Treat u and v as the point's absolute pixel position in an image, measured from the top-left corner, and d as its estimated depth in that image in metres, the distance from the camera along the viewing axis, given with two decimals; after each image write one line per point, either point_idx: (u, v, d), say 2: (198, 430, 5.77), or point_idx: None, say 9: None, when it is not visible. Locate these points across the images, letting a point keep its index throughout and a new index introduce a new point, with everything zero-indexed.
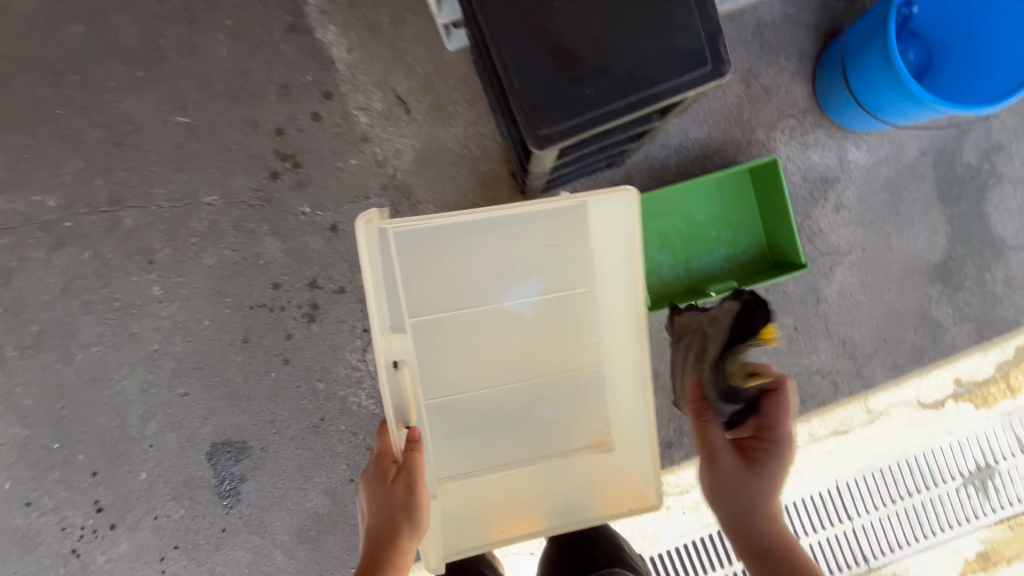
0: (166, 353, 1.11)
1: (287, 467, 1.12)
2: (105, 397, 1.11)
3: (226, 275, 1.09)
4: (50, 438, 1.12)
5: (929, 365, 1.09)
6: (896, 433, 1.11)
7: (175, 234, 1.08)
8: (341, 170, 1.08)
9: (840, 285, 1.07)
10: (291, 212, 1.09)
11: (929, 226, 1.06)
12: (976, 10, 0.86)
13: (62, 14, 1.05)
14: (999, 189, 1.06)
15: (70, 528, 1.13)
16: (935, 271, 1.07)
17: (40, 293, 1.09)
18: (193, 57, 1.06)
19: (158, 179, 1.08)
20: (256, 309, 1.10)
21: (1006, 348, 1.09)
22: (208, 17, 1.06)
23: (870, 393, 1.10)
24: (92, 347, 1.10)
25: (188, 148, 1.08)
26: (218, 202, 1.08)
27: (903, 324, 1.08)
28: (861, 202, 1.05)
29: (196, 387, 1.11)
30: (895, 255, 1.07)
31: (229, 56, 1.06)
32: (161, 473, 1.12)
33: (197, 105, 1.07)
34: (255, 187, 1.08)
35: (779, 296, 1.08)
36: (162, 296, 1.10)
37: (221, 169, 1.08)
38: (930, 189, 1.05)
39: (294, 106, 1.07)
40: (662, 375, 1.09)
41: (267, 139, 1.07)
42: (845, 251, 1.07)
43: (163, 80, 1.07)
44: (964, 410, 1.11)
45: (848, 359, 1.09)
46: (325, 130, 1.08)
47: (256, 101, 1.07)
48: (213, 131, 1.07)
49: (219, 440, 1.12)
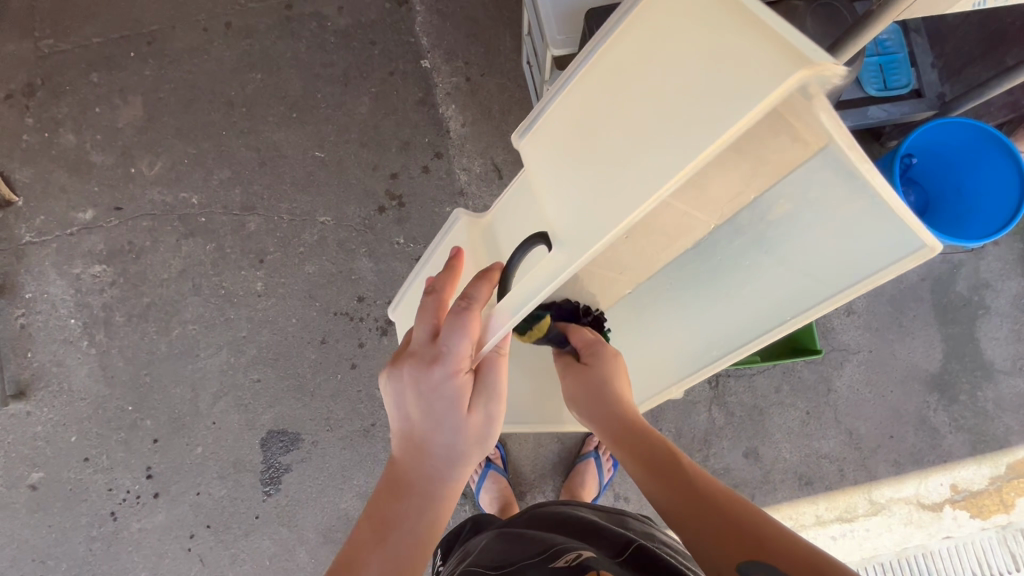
0: (251, 341, 1.25)
1: (330, 464, 1.21)
2: (187, 371, 1.24)
3: (321, 283, 1.27)
4: (127, 401, 1.23)
5: (926, 466, 1.20)
6: (896, 529, 1.19)
7: (288, 242, 1.28)
8: (436, 213, 1.30)
9: (849, 379, 1.22)
10: (388, 240, 1.29)
11: (927, 341, 1.23)
12: (969, 172, 1.09)
13: (248, 63, 1.34)
14: (988, 319, 1.23)
15: (116, 490, 1.20)
16: (933, 381, 1.22)
17: (161, 272, 1.27)
18: (340, 109, 1.33)
19: (286, 197, 1.30)
20: (338, 316, 1.26)
21: (998, 464, 1.20)
22: (359, 82, 1.34)
23: (872, 485, 1.20)
24: (189, 325, 1.26)
25: (317, 176, 1.31)
26: (330, 222, 1.29)
27: (904, 425, 1.21)
28: (869, 310, 1.24)
29: (268, 375, 1.24)
30: (898, 361, 1.23)
31: (368, 114, 1.33)
32: (215, 450, 1.22)
33: (332, 144, 1.32)
34: (364, 215, 1.30)
35: (795, 380, 1.22)
36: (262, 291, 1.27)
37: (340, 197, 1.30)
38: (928, 309, 1.24)
39: (410, 157, 1.32)
40: (686, 437, 1.21)
41: (382, 180, 1.31)
42: (853, 350, 1.23)
43: (311, 122, 1.33)
44: (960, 517, 1.19)
45: (854, 449, 1.21)
46: (431, 180, 1.31)
47: (381, 150, 1.32)
48: (341, 167, 1.31)
49: (275, 429, 1.22)
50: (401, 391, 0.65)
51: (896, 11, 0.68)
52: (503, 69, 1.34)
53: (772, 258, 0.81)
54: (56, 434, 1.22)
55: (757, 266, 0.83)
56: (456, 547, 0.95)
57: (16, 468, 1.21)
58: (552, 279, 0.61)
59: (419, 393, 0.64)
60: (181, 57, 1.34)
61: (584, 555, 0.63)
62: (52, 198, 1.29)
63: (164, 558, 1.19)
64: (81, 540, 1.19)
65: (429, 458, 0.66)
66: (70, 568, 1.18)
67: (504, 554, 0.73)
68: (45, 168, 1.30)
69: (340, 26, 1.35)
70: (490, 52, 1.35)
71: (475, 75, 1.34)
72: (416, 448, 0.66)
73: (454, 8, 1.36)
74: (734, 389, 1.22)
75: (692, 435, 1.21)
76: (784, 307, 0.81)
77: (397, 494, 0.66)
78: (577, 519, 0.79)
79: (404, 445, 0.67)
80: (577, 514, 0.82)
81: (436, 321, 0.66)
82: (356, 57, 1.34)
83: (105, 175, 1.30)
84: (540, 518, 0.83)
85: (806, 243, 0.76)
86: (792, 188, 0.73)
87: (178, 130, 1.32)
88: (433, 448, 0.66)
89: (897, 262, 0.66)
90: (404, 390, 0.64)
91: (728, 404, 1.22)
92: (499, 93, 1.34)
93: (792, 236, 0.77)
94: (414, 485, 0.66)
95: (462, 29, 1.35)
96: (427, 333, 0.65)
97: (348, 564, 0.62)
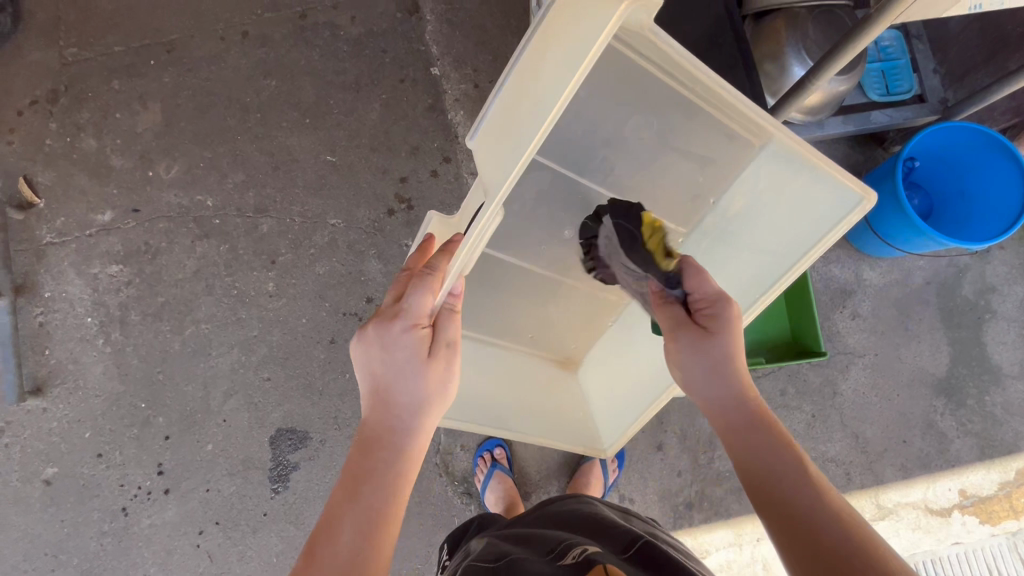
0: (262, 341, 1.28)
1: (337, 463, 1.23)
2: (199, 369, 1.27)
3: (331, 284, 1.30)
4: (140, 398, 1.26)
5: (934, 471, 1.19)
6: (904, 534, 1.18)
7: (299, 244, 1.31)
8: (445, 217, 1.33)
9: (855, 383, 1.22)
10: (397, 243, 1.31)
11: (934, 345, 1.23)
12: (970, 174, 1.10)
13: (263, 70, 1.38)
14: (994, 323, 1.23)
15: (128, 486, 1.22)
16: (940, 385, 1.22)
17: (176, 272, 1.30)
18: (351, 115, 1.36)
19: (299, 200, 1.33)
20: (347, 316, 1.28)
21: (1007, 469, 1.19)
22: (370, 89, 1.37)
23: (879, 489, 1.19)
24: (202, 324, 1.28)
25: (328, 179, 1.34)
26: (341, 224, 1.32)
27: (911, 429, 1.21)
28: (875, 314, 1.24)
29: (278, 374, 1.26)
30: (904, 365, 1.22)
31: (379, 119, 1.36)
32: (225, 448, 1.24)
33: (343, 148, 1.35)
34: (373, 218, 1.32)
35: (800, 383, 1.22)
36: (274, 292, 1.29)
37: (350, 200, 1.33)
38: (934, 313, 1.24)
39: (419, 162, 1.35)
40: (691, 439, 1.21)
41: (392, 184, 1.34)
42: (859, 354, 1.23)
43: (323, 127, 1.36)
44: (970, 523, 1.18)
45: (860, 452, 1.20)
46: (440, 184, 1.34)
47: (391, 154, 1.35)
48: (351, 170, 1.34)
49: (283, 427, 1.24)
50: (368, 351, 0.70)
51: (891, 15, 0.70)
52: None
53: (733, 253, 0.90)
54: (71, 430, 1.24)
55: (727, 260, 0.92)
56: (462, 543, 0.96)
57: (31, 463, 1.23)
58: (480, 229, 0.65)
59: (382, 348, 0.69)
60: (199, 65, 1.39)
61: (590, 550, 0.65)
62: (72, 200, 1.33)
63: (173, 554, 1.20)
64: (93, 535, 1.21)
65: (395, 410, 0.69)
66: (81, 563, 1.20)
67: (512, 549, 0.73)
68: (66, 171, 1.34)
69: (352, 35, 1.39)
70: (498, 60, 1.38)
71: (484, 82, 1.37)
72: (383, 401, 0.70)
73: (463, 17, 1.39)
74: None
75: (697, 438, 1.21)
76: (750, 294, 0.87)
77: (369, 451, 0.68)
78: (588, 516, 0.80)
79: (371, 401, 0.70)
80: (586, 510, 0.83)
81: (400, 285, 0.71)
82: (368, 65, 1.38)
83: (123, 178, 1.34)
84: (551, 516, 0.83)
85: (761, 223, 0.86)
86: (739, 178, 0.88)
87: (194, 134, 1.36)
88: (398, 399, 0.70)
89: (840, 223, 0.75)
90: (369, 348, 0.70)
91: None
92: None
93: (748, 223, 0.88)
94: (388, 443, 0.68)
95: (471, 38, 1.39)
96: (393, 297, 0.71)
97: (323, 521, 0.63)
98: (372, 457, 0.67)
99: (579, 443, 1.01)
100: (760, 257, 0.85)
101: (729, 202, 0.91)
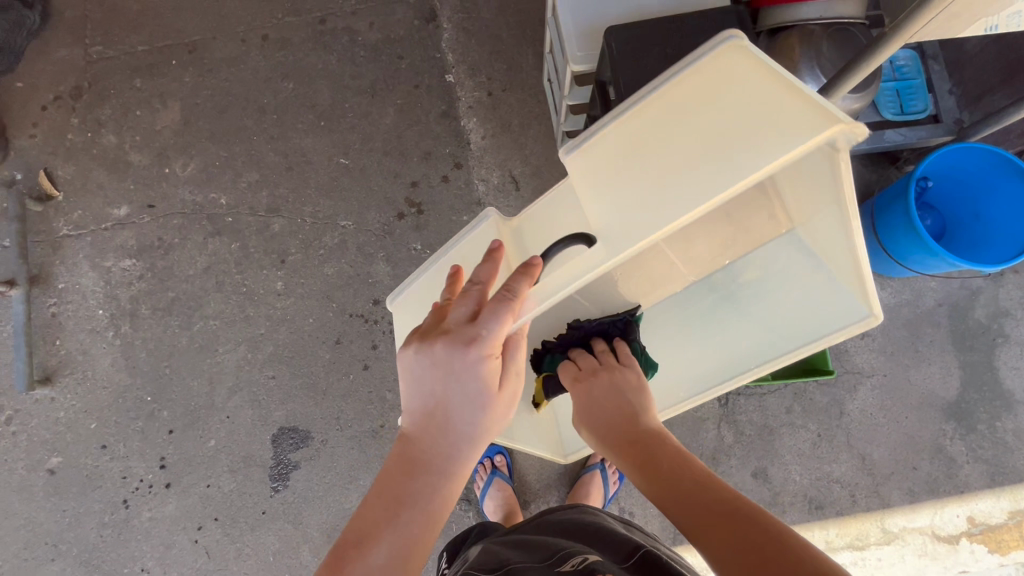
0: (269, 339, 1.28)
1: (337, 464, 1.23)
2: (205, 365, 1.28)
3: (339, 284, 1.31)
4: (146, 391, 1.27)
5: (941, 496, 1.17)
6: (909, 560, 1.15)
7: (309, 244, 1.32)
8: (454, 222, 1.33)
9: (862, 403, 1.20)
10: (406, 246, 1.32)
11: (944, 368, 1.21)
12: (983, 197, 1.08)
13: (281, 72, 1.40)
14: (1007, 348, 1.21)
15: (130, 478, 1.23)
16: (950, 409, 1.20)
17: (187, 268, 1.32)
18: (365, 119, 1.38)
19: (310, 200, 1.35)
20: (353, 318, 1.29)
21: (1018, 497, 1.17)
22: (385, 94, 1.39)
23: (885, 513, 1.17)
24: (210, 320, 1.30)
25: (340, 182, 1.36)
26: (351, 226, 1.33)
27: (919, 452, 1.19)
28: (884, 334, 1.23)
29: (283, 372, 1.27)
30: (913, 387, 1.21)
31: (392, 124, 1.38)
32: (227, 445, 1.24)
33: (356, 151, 1.37)
34: (383, 221, 1.33)
35: (806, 401, 1.21)
36: (282, 291, 1.30)
37: (361, 203, 1.34)
38: (945, 335, 1.22)
39: (431, 166, 1.36)
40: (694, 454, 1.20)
41: (403, 188, 1.35)
42: (867, 374, 1.21)
43: (338, 130, 1.38)
44: (978, 552, 1.15)
45: (866, 474, 1.18)
46: (450, 189, 1.35)
47: (403, 159, 1.36)
48: (363, 173, 1.36)
49: (286, 426, 1.25)
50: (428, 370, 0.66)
51: (909, 33, 0.69)
52: (524, 85, 1.39)
53: (737, 318, 0.90)
54: (77, 420, 1.26)
55: (727, 321, 0.91)
56: (461, 550, 0.95)
57: (36, 451, 1.25)
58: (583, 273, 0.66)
59: (449, 373, 0.66)
60: (219, 66, 1.41)
61: (590, 559, 0.64)
62: (90, 194, 1.36)
63: (171, 549, 1.20)
64: (93, 526, 1.22)
65: (451, 433, 0.68)
66: (80, 554, 1.21)
67: (511, 555, 0.73)
68: (86, 166, 1.37)
69: (369, 40, 1.41)
70: (512, 69, 1.39)
71: (497, 90, 1.38)
72: (439, 422, 0.68)
73: (479, 26, 1.41)
74: (744, 407, 1.21)
75: (700, 453, 1.20)
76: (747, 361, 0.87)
77: (420, 466, 0.67)
78: (589, 525, 0.79)
79: (422, 420, 0.68)
80: (587, 518, 0.82)
81: (474, 303, 0.67)
82: (384, 70, 1.40)
83: (140, 174, 1.37)
84: (552, 524, 0.82)
85: (775, 300, 0.86)
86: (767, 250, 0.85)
87: (211, 133, 1.38)
88: (456, 425, 0.68)
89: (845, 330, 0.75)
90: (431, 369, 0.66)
91: (737, 422, 1.21)
92: (520, 107, 1.38)
93: (758, 296, 0.88)
94: (440, 463, 0.67)
95: (486, 46, 1.40)
96: (469, 310, 0.67)
97: (354, 523, 0.63)
98: (422, 477, 0.66)
99: (546, 451, 1.00)
100: (760, 332, 0.87)
101: (745, 265, 0.88)
